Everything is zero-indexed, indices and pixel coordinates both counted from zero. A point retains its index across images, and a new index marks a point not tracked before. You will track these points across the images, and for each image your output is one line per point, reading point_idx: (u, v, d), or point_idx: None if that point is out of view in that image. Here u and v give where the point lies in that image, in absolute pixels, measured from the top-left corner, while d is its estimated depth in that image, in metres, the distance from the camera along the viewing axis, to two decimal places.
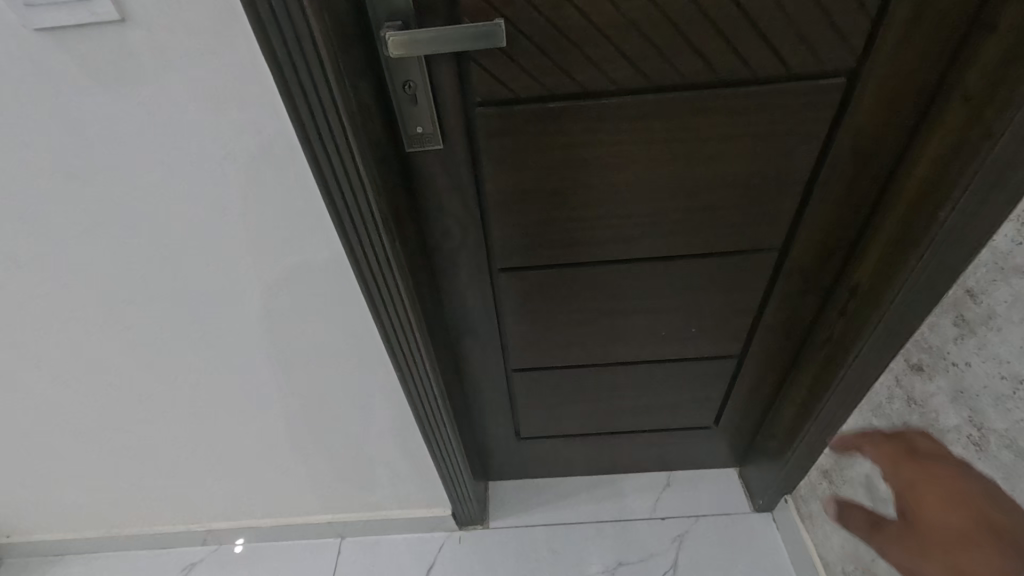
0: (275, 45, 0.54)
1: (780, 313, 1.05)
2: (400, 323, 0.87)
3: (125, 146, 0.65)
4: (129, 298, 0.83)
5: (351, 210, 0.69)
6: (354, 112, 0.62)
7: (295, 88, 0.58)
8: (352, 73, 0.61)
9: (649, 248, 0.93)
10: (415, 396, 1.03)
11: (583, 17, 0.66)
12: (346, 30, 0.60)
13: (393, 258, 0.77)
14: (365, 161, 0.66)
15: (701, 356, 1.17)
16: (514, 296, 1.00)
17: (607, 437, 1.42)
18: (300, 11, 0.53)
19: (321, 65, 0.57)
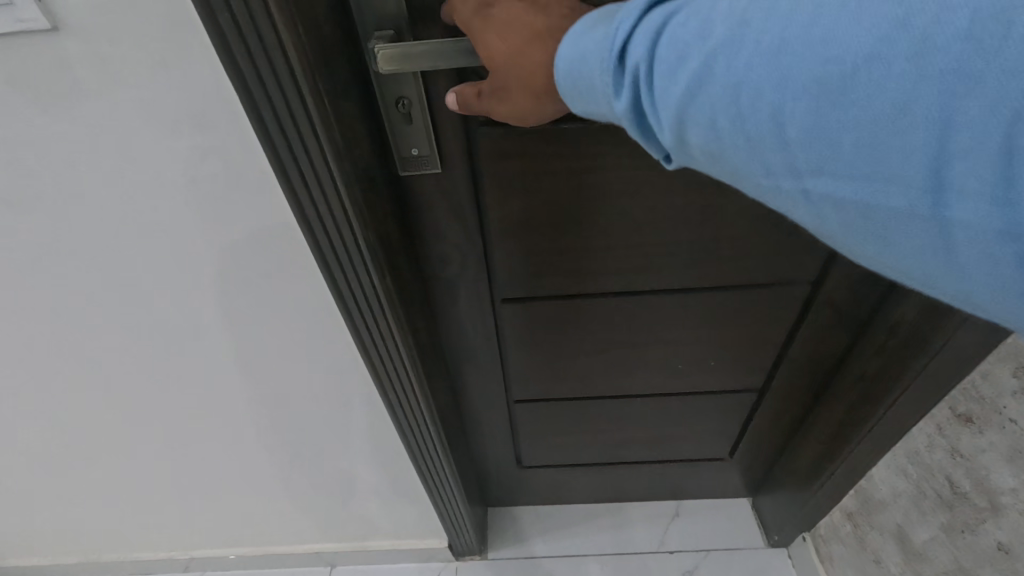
0: (241, 63, 0.46)
1: (808, 347, 0.97)
2: (391, 359, 0.80)
3: (80, 169, 0.57)
4: (89, 329, 0.75)
5: (334, 243, 0.61)
6: (339, 138, 0.54)
7: (267, 111, 0.49)
8: (335, 92, 0.52)
9: (668, 279, 0.85)
10: (408, 431, 0.95)
11: None
12: (327, 41, 0.51)
13: (384, 294, 0.69)
14: (349, 191, 0.57)
15: (718, 389, 1.09)
16: (518, 326, 0.92)
17: (613, 467, 1.35)
18: (270, 27, 0.44)
19: (296, 88, 0.48)
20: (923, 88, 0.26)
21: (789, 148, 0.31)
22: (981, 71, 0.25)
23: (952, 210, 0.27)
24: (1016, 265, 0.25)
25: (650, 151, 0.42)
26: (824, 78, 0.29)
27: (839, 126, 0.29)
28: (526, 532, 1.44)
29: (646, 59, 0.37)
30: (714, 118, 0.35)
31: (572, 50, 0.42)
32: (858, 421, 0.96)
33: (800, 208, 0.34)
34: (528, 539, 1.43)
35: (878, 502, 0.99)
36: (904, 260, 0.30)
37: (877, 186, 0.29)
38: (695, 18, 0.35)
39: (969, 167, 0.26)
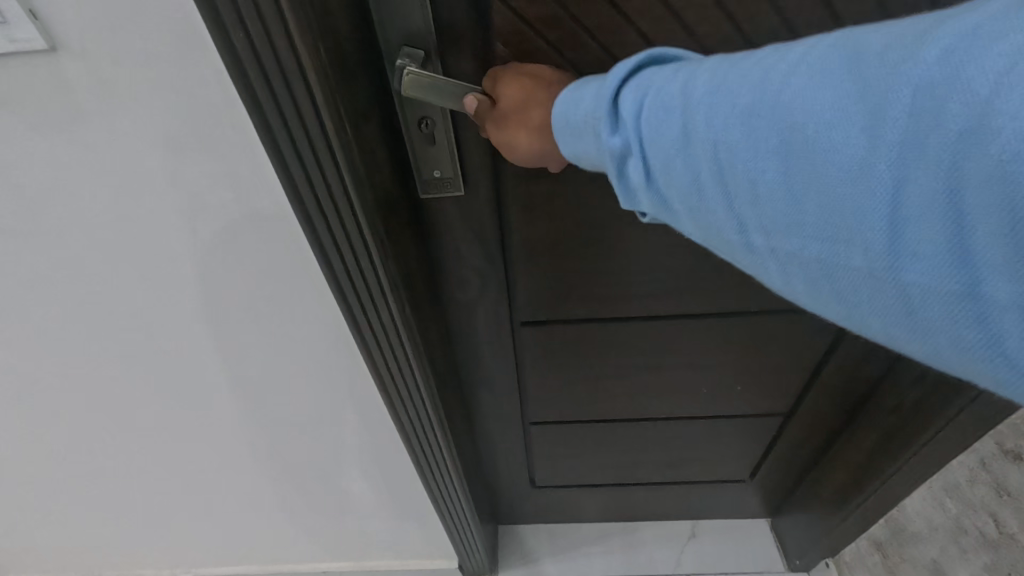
0: (257, 87, 0.43)
1: (840, 373, 0.94)
2: (407, 388, 0.76)
3: (83, 192, 0.54)
4: (89, 354, 0.72)
5: (353, 272, 0.58)
6: (360, 165, 0.50)
7: (284, 139, 0.46)
8: (356, 117, 0.48)
9: (697, 305, 0.82)
10: (421, 459, 0.92)
11: (647, 44, 0.51)
12: (350, 62, 0.47)
13: (402, 324, 0.66)
14: (367, 220, 0.53)
15: (741, 413, 1.05)
16: (537, 349, 0.89)
17: (630, 488, 1.31)
18: (290, 49, 0.41)
19: (316, 114, 0.44)
20: (878, 151, 0.26)
21: (758, 204, 0.31)
22: (932, 133, 0.24)
23: (912, 270, 0.26)
24: (975, 326, 0.25)
25: (622, 202, 0.40)
26: (788, 136, 0.29)
27: (803, 184, 0.29)
28: (537, 552, 1.40)
29: (628, 111, 0.37)
30: (693, 174, 0.34)
31: (569, 98, 0.42)
32: (894, 451, 0.92)
33: (768, 264, 0.33)
34: (540, 559, 1.39)
35: (912, 535, 0.97)
36: (871, 318, 0.29)
37: (842, 244, 0.28)
38: (679, 78, 0.35)
39: (924, 229, 0.25)
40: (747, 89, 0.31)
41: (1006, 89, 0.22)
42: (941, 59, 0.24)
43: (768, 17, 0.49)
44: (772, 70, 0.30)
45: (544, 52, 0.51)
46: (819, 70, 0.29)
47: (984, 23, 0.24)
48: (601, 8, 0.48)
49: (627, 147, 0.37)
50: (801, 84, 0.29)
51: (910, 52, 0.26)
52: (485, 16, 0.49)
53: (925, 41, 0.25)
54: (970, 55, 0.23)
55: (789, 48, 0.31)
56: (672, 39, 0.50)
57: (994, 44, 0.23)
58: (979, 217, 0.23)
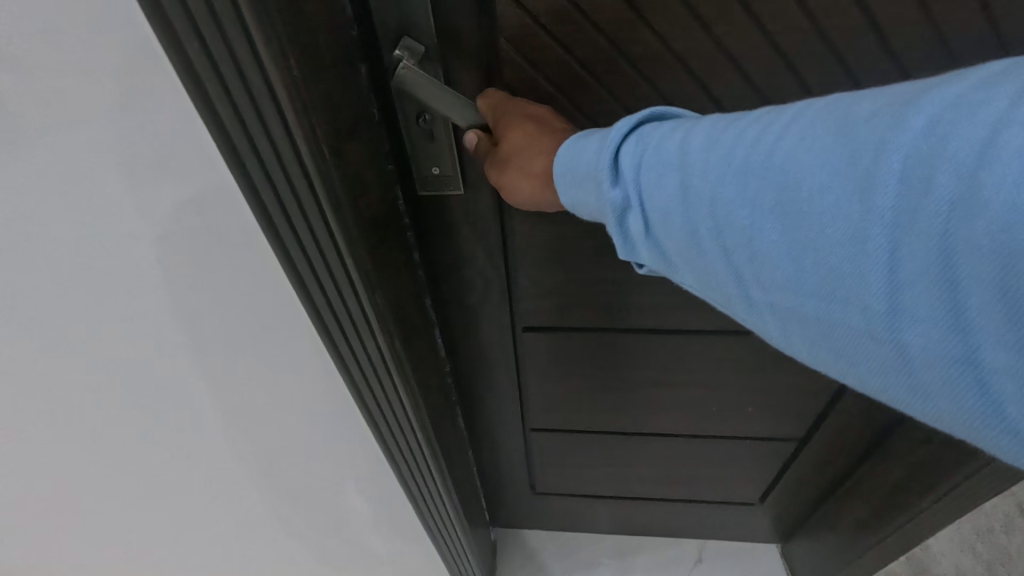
0: (218, 105, 0.35)
1: (862, 403, 0.89)
2: (402, 433, 0.67)
3: (27, 228, 0.46)
4: (29, 409, 0.64)
5: (338, 313, 0.50)
6: (344, 194, 0.42)
7: (253, 165, 0.39)
8: (338, 137, 0.41)
9: (710, 321, 0.80)
10: (420, 503, 0.83)
11: (660, 41, 0.46)
12: (328, 73, 0.39)
13: (395, 365, 0.56)
14: (357, 258, 0.45)
15: (751, 436, 1.01)
16: (540, 356, 0.87)
17: (634, 502, 1.27)
18: (255, 62, 0.34)
19: (289, 136, 0.37)
20: (872, 219, 0.28)
21: (760, 261, 0.33)
22: (925, 201, 0.27)
23: (910, 331, 0.28)
24: (973, 388, 0.27)
25: (620, 253, 0.42)
26: (785, 199, 0.31)
27: (802, 244, 0.31)
28: (539, 560, 1.39)
29: (629, 165, 0.39)
30: (696, 228, 0.36)
31: (569, 148, 0.43)
32: (921, 492, 0.88)
33: (768, 317, 0.35)
34: (544, 568, 1.37)
35: None
36: (868, 374, 0.31)
37: (840, 304, 0.30)
38: (678, 136, 0.38)
39: (921, 295, 0.27)
40: (744, 150, 0.34)
41: (989, 165, 0.25)
42: (925, 134, 0.27)
43: (798, 21, 0.45)
44: (765, 134, 0.33)
45: (550, 48, 0.47)
46: (811, 137, 0.32)
47: (958, 100, 0.27)
48: (617, 5, 0.44)
49: (628, 200, 0.40)
50: (796, 153, 0.32)
51: (894, 124, 0.29)
52: (486, 5, 0.45)
53: (906, 115, 0.28)
54: (953, 131, 0.26)
55: (777, 117, 0.34)
56: (691, 42, 0.46)
57: (972, 121, 0.26)
58: (972, 281, 0.25)
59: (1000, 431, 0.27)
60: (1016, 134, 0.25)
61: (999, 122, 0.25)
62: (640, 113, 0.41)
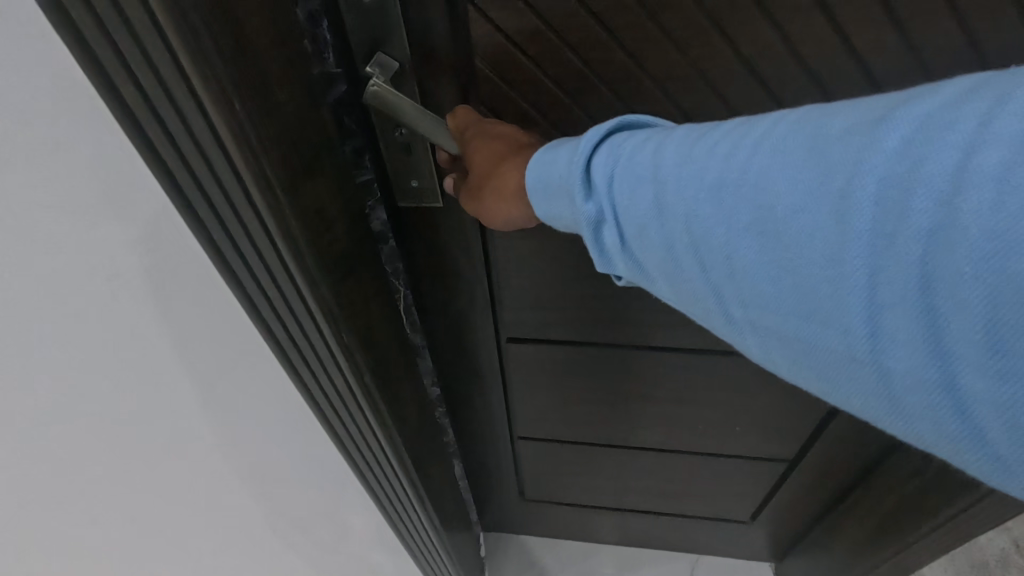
0: (159, 147, 0.36)
1: (851, 426, 0.87)
2: (375, 454, 0.67)
3: None
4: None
5: (302, 342, 0.51)
6: (300, 230, 0.42)
7: (200, 202, 0.39)
8: (292, 173, 0.41)
9: (697, 339, 0.79)
10: (398, 522, 0.83)
11: (634, 61, 0.46)
12: (284, 109, 0.40)
13: (362, 394, 0.57)
14: (315, 293, 0.46)
15: (741, 455, 1.00)
16: (526, 365, 0.87)
17: (623, 514, 1.26)
18: (197, 109, 0.34)
19: (236, 176, 0.37)
20: (849, 240, 0.28)
21: (738, 279, 0.33)
22: (901, 224, 0.26)
23: (892, 355, 0.27)
24: (954, 413, 0.26)
25: (597, 265, 0.42)
26: (761, 217, 0.31)
27: (781, 264, 0.30)
28: (535, 565, 1.40)
29: (601, 178, 0.39)
30: (673, 244, 0.35)
31: (541, 159, 0.42)
32: (911, 522, 0.87)
33: (747, 335, 0.35)
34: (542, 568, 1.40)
35: None
36: (851, 395, 0.31)
37: (819, 324, 0.30)
38: (651, 147, 0.37)
39: (899, 319, 0.27)
40: (719, 164, 0.33)
41: (965, 188, 0.24)
42: (900, 153, 0.27)
43: (773, 42, 0.44)
44: (738, 149, 0.33)
45: (524, 66, 0.46)
46: (784, 153, 0.31)
47: (931, 116, 0.26)
48: (587, 22, 0.44)
49: (603, 213, 0.39)
50: (771, 169, 0.31)
51: (869, 141, 0.28)
52: (458, 25, 0.45)
53: (881, 131, 0.28)
54: (928, 151, 0.26)
55: (753, 128, 0.34)
56: (664, 61, 0.45)
57: (947, 139, 0.25)
58: (953, 306, 0.25)
59: (981, 456, 0.27)
60: (991, 155, 0.24)
61: (974, 141, 0.24)
62: (612, 120, 0.40)
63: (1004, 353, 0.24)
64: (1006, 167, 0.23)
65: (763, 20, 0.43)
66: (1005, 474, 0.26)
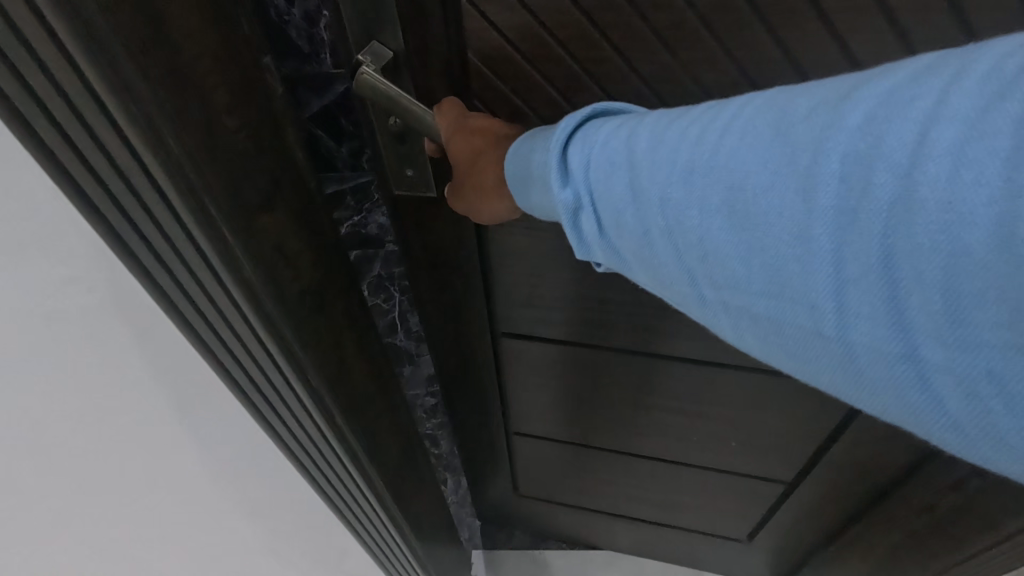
0: (86, 185, 0.35)
1: (852, 454, 0.84)
2: (347, 486, 0.67)
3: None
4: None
5: (263, 379, 0.51)
6: (248, 264, 0.44)
7: (136, 243, 0.39)
8: (240, 208, 0.43)
9: (693, 349, 0.78)
10: (378, 550, 0.82)
11: (624, 60, 0.45)
12: (229, 145, 0.41)
13: (330, 429, 0.57)
14: (273, 329, 0.47)
15: (739, 472, 0.98)
16: (520, 363, 0.88)
17: (617, 521, 1.25)
18: (127, 149, 0.35)
19: (173, 212, 0.38)
20: (815, 218, 0.27)
21: (710, 261, 0.32)
22: (864, 200, 0.26)
23: (856, 330, 0.27)
24: (919, 386, 0.26)
25: (576, 252, 0.41)
26: (732, 198, 0.30)
27: (750, 244, 0.30)
28: (532, 563, 1.41)
29: (577, 163, 0.38)
30: (646, 226, 0.34)
31: (519, 150, 0.43)
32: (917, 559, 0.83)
33: (720, 318, 0.34)
34: (540, 565, 1.41)
35: None
36: (820, 373, 0.31)
37: (789, 304, 0.29)
38: (626, 130, 0.37)
39: (863, 295, 0.26)
40: (690, 145, 0.33)
41: (923, 163, 0.24)
42: (862, 131, 0.26)
43: (767, 46, 0.43)
44: (708, 130, 0.32)
45: (515, 62, 0.47)
46: (751, 133, 0.30)
47: (892, 93, 0.26)
48: (575, 18, 0.43)
49: (579, 199, 0.39)
50: (739, 150, 0.30)
51: (832, 120, 0.27)
52: (451, 19, 0.45)
53: (844, 109, 0.27)
54: (888, 127, 0.25)
55: (723, 109, 0.33)
56: (654, 62, 0.45)
57: (907, 114, 0.25)
58: (914, 279, 0.25)
59: (947, 428, 0.26)
60: (948, 130, 0.24)
61: (932, 114, 0.24)
62: (586, 109, 0.41)
63: (962, 324, 0.24)
64: (961, 140, 0.23)
65: (755, 23, 0.41)
66: (974, 445, 0.26)
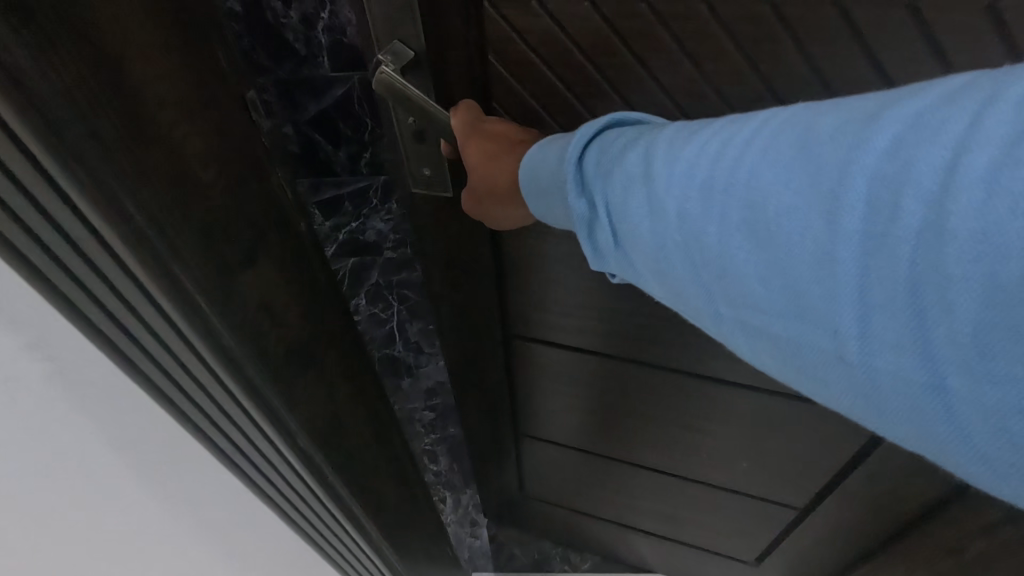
0: (27, 255, 0.31)
1: (868, 485, 0.81)
2: (336, 530, 0.63)
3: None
4: None
5: (240, 438, 0.47)
6: (224, 326, 0.41)
7: (91, 312, 0.34)
8: (201, 243, 0.40)
9: (705, 364, 0.76)
10: None
11: (644, 68, 0.44)
12: (185, 173, 0.39)
13: (309, 473, 0.54)
14: (240, 378, 0.44)
15: (748, 494, 0.96)
16: (528, 366, 0.88)
17: (621, 530, 1.23)
18: (65, 203, 0.31)
19: (121, 266, 0.35)
20: (839, 240, 0.26)
21: (727, 280, 0.31)
22: (892, 226, 0.24)
23: (879, 358, 0.26)
24: (943, 418, 0.25)
25: (590, 263, 0.40)
26: (753, 216, 0.29)
27: (770, 266, 0.29)
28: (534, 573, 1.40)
29: (594, 174, 0.37)
30: (663, 240, 0.33)
31: (533, 157, 0.42)
32: None
33: (736, 337, 0.33)
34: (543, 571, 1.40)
35: None
36: (840, 399, 0.29)
37: (810, 327, 0.28)
38: (645, 140, 0.36)
39: (887, 323, 0.25)
40: (711, 159, 0.31)
41: (954, 190, 0.23)
42: (890, 153, 0.25)
43: (793, 59, 0.41)
44: (730, 144, 0.31)
45: (535, 66, 0.47)
46: (773, 151, 0.29)
47: (924, 114, 0.25)
48: (597, 23, 0.43)
49: (596, 210, 0.38)
50: (762, 167, 0.29)
51: (860, 140, 0.26)
52: (474, 21, 0.45)
53: (873, 130, 0.26)
54: (919, 151, 0.24)
55: (747, 122, 0.32)
56: (675, 72, 0.44)
57: (938, 138, 0.24)
58: (942, 310, 0.23)
59: (975, 464, 0.25)
60: (980, 157, 0.22)
61: (965, 139, 0.23)
62: (603, 118, 0.39)
63: (994, 358, 0.22)
64: (996, 167, 0.22)
65: (783, 35, 0.40)
66: (1005, 485, 0.24)
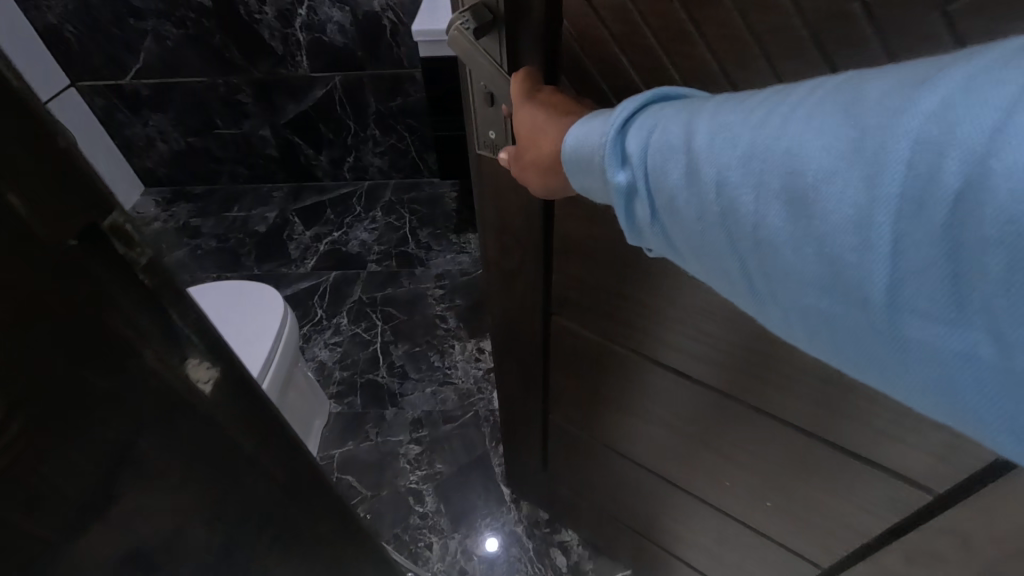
0: None
1: (904, 564, 0.73)
2: None
3: None
4: None
5: None
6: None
7: None
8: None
9: (737, 386, 0.72)
10: None
11: (715, 59, 0.43)
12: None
13: None
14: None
15: (775, 538, 0.89)
16: (563, 348, 0.89)
17: (637, 539, 1.17)
18: None
19: None
20: (876, 210, 0.24)
21: (763, 252, 0.29)
22: (929, 194, 0.22)
23: (911, 328, 0.24)
24: (974, 390, 0.23)
25: (629, 237, 0.40)
26: (791, 186, 0.27)
27: (807, 237, 0.26)
28: None
29: (636, 147, 0.36)
30: (699, 211, 0.32)
31: (574, 131, 0.41)
32: None
33: (771, 311, 0.31)
34: None
35: None
36: (870, 372, 0.28)
37: (842, 301, 0.26)
38: (687, 108, 0.34)
39: (922, 293, 0.23)
40: (753, 126, 0.29)
41: (998, 151, 0.20)
42: (937, 115, 0.22)
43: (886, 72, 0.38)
44: (772, 112, 0.28)
45: (607, 43, 0.47)
46: (818, 118, 0.26)
47: (978, 74, 0.22)
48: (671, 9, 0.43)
49: (635, 182, 0.36)
50: (804, 133, 0.26)
51: (907, 104, 0.23)
52: None
53: (922, 93, 0.23)
54: (966, 113, 0.21)
55: (790, 91, 0.29)
56: (749, 68, 0.42)
57: (989, 100, 0.21)
58: (977, 278, 0.21)
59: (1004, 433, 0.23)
60: None
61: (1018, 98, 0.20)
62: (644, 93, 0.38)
63: None
64: None
65: (876, 43, 0.37)
66: None
